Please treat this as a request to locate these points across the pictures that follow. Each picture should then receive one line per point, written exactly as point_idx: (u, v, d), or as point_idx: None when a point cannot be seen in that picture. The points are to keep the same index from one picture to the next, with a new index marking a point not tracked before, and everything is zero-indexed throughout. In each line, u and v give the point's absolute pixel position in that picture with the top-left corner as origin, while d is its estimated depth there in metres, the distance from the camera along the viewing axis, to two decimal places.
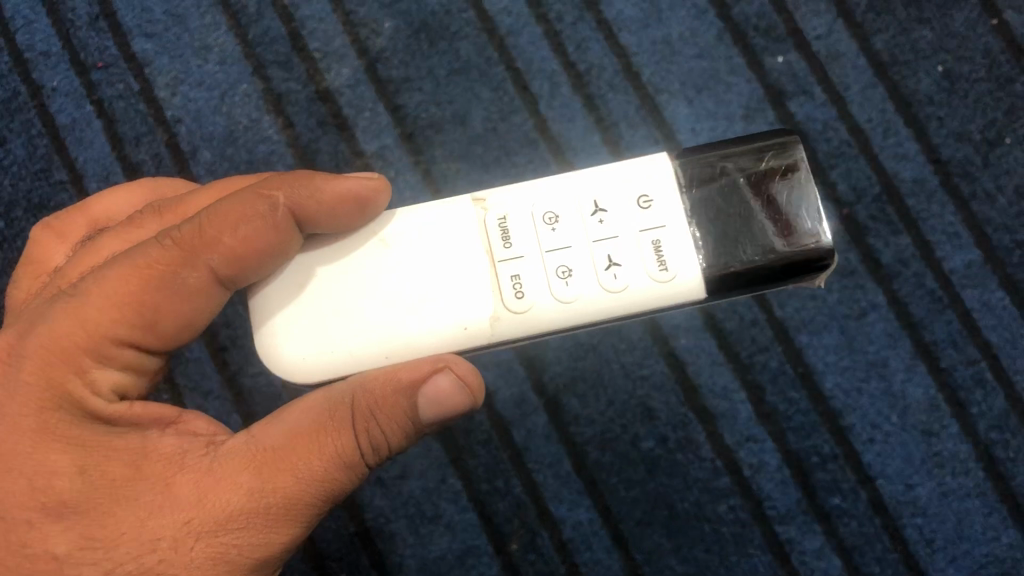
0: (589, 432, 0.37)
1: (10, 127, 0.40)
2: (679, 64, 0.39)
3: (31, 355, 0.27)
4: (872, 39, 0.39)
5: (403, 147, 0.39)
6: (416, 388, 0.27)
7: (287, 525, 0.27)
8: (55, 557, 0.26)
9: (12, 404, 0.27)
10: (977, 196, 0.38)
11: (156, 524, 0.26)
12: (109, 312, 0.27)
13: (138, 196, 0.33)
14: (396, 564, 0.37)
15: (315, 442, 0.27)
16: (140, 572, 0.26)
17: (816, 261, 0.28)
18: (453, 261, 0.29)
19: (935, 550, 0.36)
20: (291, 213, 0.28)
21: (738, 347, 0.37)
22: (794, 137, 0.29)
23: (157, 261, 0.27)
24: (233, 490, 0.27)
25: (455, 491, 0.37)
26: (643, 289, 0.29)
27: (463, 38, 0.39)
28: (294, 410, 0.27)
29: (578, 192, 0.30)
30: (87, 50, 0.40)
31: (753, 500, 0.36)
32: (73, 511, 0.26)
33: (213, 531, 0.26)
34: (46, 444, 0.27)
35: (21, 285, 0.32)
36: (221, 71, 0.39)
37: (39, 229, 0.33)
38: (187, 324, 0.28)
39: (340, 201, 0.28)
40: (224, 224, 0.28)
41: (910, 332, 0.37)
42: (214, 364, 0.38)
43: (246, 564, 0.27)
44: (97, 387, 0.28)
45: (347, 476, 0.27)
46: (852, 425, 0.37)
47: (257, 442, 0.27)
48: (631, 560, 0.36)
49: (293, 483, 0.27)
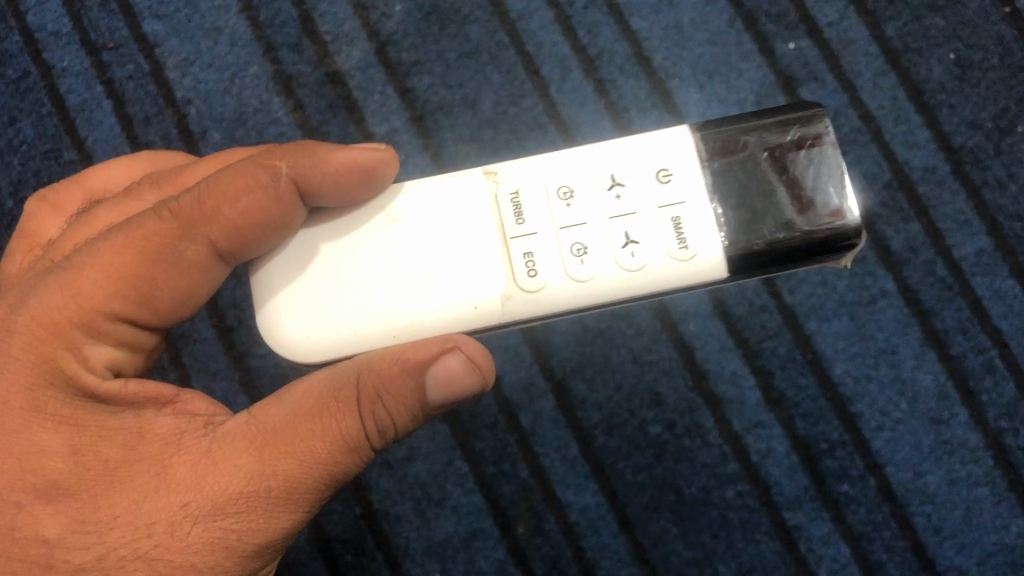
0: (597, 417, 0.37)
1: (20, 107, 0.40)
2: (690, 50, 0.39)
3: (22, 332, 0.27)
4: (884, 26, 0.39)
5: (413, 130, 0.39)
6: (423, 369, 0.26)
7: (287, 510, 0.27)
8: (45, 540, 0.26)
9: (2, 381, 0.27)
10: (989, 183, 0.38)
11: (152, 507, 0.26)
12: (104, 287, 0.27)
13: (137, 168, 0.33)
14: (401, 547, 0.37)
15: (318, 424, 0.27)
16: (134, 557, 0.26)
17: (840, 240, 0.28)
18: (464, 237, 0.29)
19: (944, 539, 0.36)
20: (294, 184, 0.28)
21: (747, 332, 0.37)
22: (820, 111, 0.29)
23: (155, 233, 0.27)
24: (232, 473, 0.26)
25: (462, 475, 0.37)
26: (661, 268, 0.29)
27: (474, 21, 0.39)
28: (296, 391, 0.27)
29: (594, 166, 0.30)
30: (98, 31, 0.40)
31: (761, 486, 0.36)
32: (65, 493, 0.26)
33: (212, 515, 0.26)
34: (37, 423, 0.27)
35: (15, 259, 0.31)
36: (231, 53, 0.39)
37: (34, 202, 0.32)
38: (183, 300, 0.28)
39: (347, 171, 0.28)
40: (223, 197, 0.28)
41: (920, 320, 0.37)
42: (221, 345, 0.38)
43: (245, 549, 0.27)
44: (90, 363, 0.27)
45: (350, 460, 0.27)
46: (860, 412, 0.36)
47: (258, 423, 0.27)
48: (637, 546, 0.36)
49: (295, 467, 0.26)
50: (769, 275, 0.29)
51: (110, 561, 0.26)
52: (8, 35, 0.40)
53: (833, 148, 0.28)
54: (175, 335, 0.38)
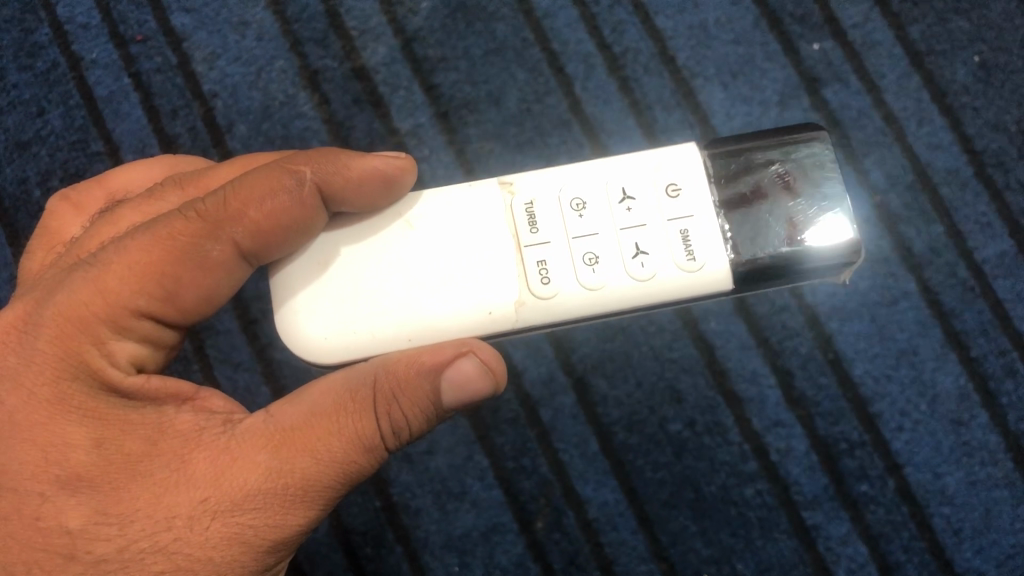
0: (616, 414, 0.37)
1: (48, 99, 0.40)
2: (714, 49, 0.39)
3: (49, 324, 0.27)
4: (908, 28, 0.39)
5: (437, 126, 0.39)
6: (440, 371, 0.27)
7: (304, 507, 0.27)
8: (67, 531, 0.26)
9: (28, 374, 0.27)
10: (1012, 186, 0.38)
11: (172, 501, 0.26)
12: (130, 282, 0.27)
13: (156, 170, 0.33)
14: (420, 540, 0.37)
15: (334, 423, 0.27)
16: (153, 550, 0.26)
17: (841, 256, 0.29)
18: (478, 244, 0.29)
19: (962, 540, 0.36)
20: (317, 188, 0.28)
21: (768, 331, 0.37)
22: (819, 133, 0.30)
23: (180, 232, 0.27)
24: (251, 470, 0.26)
25: (482, 469, 0.37)
26: (670, 278, 0.29)
27: (500, 19, 0.39)
28: (314, 389, 0.27)
29: (605, 179, 0.30)
30: (127, 24, 0.40)
31: (781, 485, 0.36)
32: (87, 485, 0.26)
33: (230, 511, 0.26)
34: (62, 415, 0.27)
35: (36, 256, 0.32)
36: (259, 47, 0.40)
37: (57, 200, 0.33)
38: (206, 298, 0.28)
39: (367, 179, 0.29)
40: (249, 197, 0.28)
41: (941, 321, 0.37)
42: (245, 337, 0.38)
43: (261, 545, 0.27)
44: (115, 359, 0.27)
45: (366, 460, 0.27)
46: (880, 413, 0.37)
47: (276, 421, 0.27)
48: (656, 543, 0.36)
49: (312, 464, 0.26)
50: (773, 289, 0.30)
51: (130, 553, 0.26)
52: (38, 27, 0.40)
53: (832, 168, 0.29)
54: (198, 326, 0.38)
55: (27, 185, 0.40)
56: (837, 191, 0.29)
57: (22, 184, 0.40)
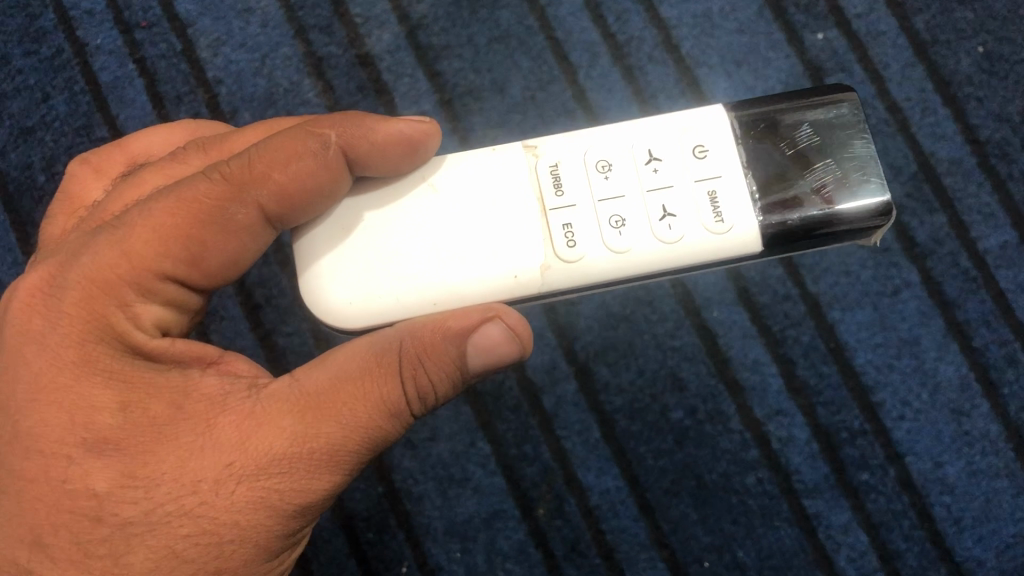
0: (619, 401, 0.37)
1: (53, 84, 0.40)
2: (719, 39, 0.39)
3: (74, 287, 0.27)
4: (913, 18, 0.39)
5: (441, 114, 0.39)
6: (465, 337, 0.27)
7: (329, 472, 0.27)
8: (94, 494, 0.26)
9: (52, 336, 0.26)
10: (1015, 176, 0.38)
11: (198, 465, 0.26)
12: (155, 245, 0.27)
13: (176, 138, 0.33)
14: (423, 526, 0.37)
15: (360, 389, 0.26)
16: (179, 513, 0.26)
17: (876, 218, 0.28)
18: (503, 206, 0.29)
19: (962, 529, 0.36)
20: (343, 152, 0.28)
21: (770, 320, 0.37)
22: (847, 96, 0.29)
23: (205, 196, 0.27)
24: (276, 435, 0.26)
25: (484, 456, 0.37)
26: (699, 240, 0.29)
27: (504, 7, 0.39)
28: (338, 355, 0.27)
29: (631, 142, 0.30)
30: (132, 10, 0.40)
31: (781, 474, 0.36)
32: (113, 448, 0.26)
33: (255, 475, 0.26)
34: (87, 377, 0.26)
35: (57, 221, 0.32)
36: (263, 34, 0.40)
37: (77, 164, 0.33)
38: (233, 262, 0.28)
39: (392, 143, 0.28)
40: (274, 161, 0.28)
41: (943, 311, 0.37)
42: (249, 322, 0.38)
43: (287, 509, 0.27)
44: (139, 321, 0.27)
45: (392, 425, 0.27)
46: (882, 402, 0.37)
47: (300, 386, 0.27)
48: (657, 530, 0.36)
49: (337, 430, 0.26)
50: (799, 252, 0.29)
51: (156, 516, 0.26)
52: (43, 13, 0.40)
53: (862, 130, 0.29)
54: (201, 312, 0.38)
55: (32, 170, 0.40)
56: (869, 154, 0.28)
57: (26, 170, 0.40)
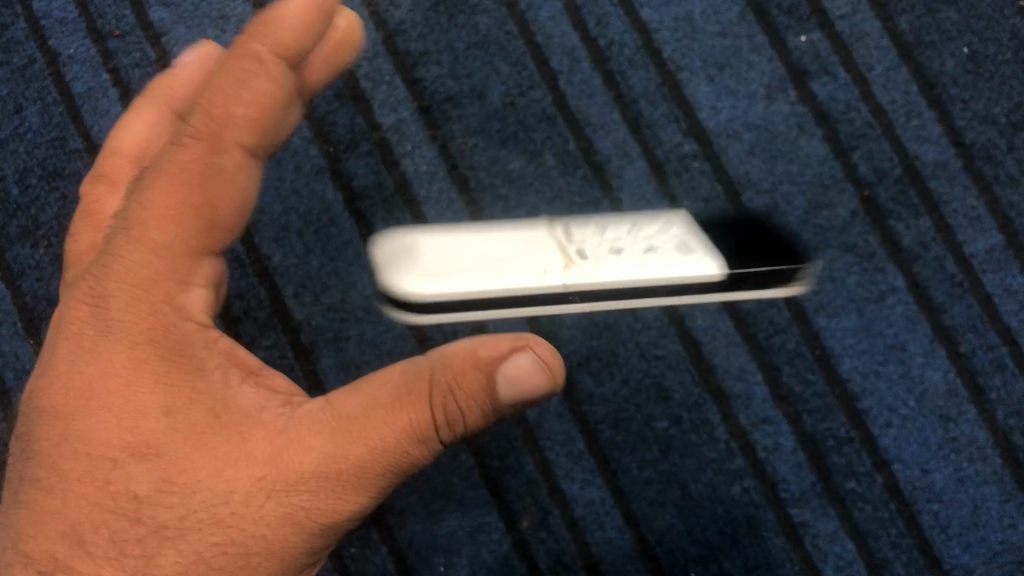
0: (602, 411, 0.37)
1: (25, 94, 0.39)
2: (701, 42, 0.38)
3: (118, 288, 0.26)
4: (896, 19, 0.38)
5: (420, 121, 0.38)
6: (496, 366, 0.25)
7: (355, 493, 0.26)
8: (135, 496, 0.25)
9: (106, 341, 0.26)
10: (1000, 179, 0.37)
11: (232, 475, 0.25)
12: (172, 229, 0.26)
13: (155, 116, 0.34)
14: (405, 540, 0.37)
15: (392, 412, 0.26)
16: (210, 522, 0.25)
17: None
18: None
19: (950, 537, 0.36)
20: (275, 57, 0.26)
21: (755, 328, 0.37)
22: None
23: (188, 161, 0.26)
24: (308, 454, 0.25)
25: (467, 468, 0.37)
26: None
27: (483, 11, 0.39)
28: (375, 379, 0.26)
29: None
30: (105, 18, 0.39)
31: (768, 483, 0.36)
32: (155, 453, 0.25)
33: (285, 491, 0.25)
34: (139, 376, 0.26)
35: (83, 235, 0.32)
36: (238, 42, 0.39)
37: (90, 185, 0.34)
38: (239, 211, 0.27)
39: (304, 13, 0.26)
40: (228, 95, 0.26)
41: (929, 316, 0.37)
42: (227, 336, 0.37)
43: (312, 527, 0.26)
44: (184, 314, 0.26)
45: (420, 450, 0.26)
46: (868, 409, 0.36)
47: (334, 407, 0.26)
48: (642, 541, 0.36)
49: (367, 451, 0.25)
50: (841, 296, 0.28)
51: (190, 522, 0.25)
52: (14, 22, 0.40)
53: None
54: None
55: (4, 182, 0.39)
56: None
57: None
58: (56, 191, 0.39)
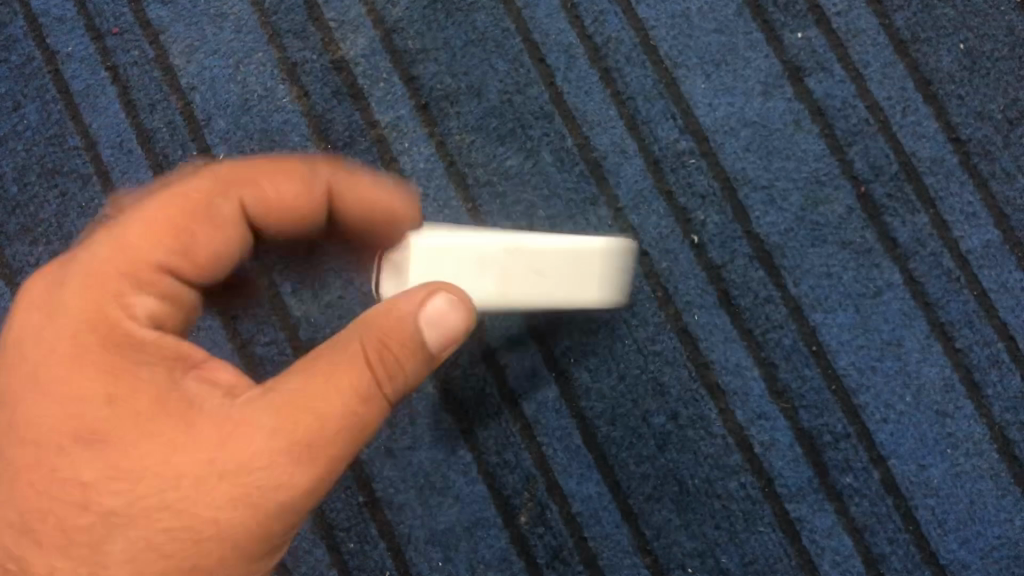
0: (600, 407, 0.37)
1: (25, 92, 0.40)
2: (697, 39, 0.38)
3: (74, 284, 0.26)
4: (893, 16, 0.38)
5: (418, 118, 0.39)
6: (417, 314, 0.26)
7: (308, 463, 0.25)
8: (82, 484, 0.25)
9: (47, 331, 0.26)
10: (997, 174, 0.37)
11: (180, 460, 0.25)
12: (148, 237, 0.27)
13: None
14: (403, 534, 0.37)
15: (329, 379, 0.26)
16: (160, 507, 0.25)
17: None
18: None
19: (947, 532, 0.36)
20: None
21: (751, 323, 0.37)
22: None
23: (194, 191, 0.27)
24: (253, 433, 0.25)
25: (465, 464, 0.37)
26: None
27: (480, 9, 0.39)
28: (312, 354, 0.26)
29: None
30: (103, 16, 0.40)
31: (765, 478, 0.36)
32: (100, 440, 0.25)
33: (235, 472, 0.25)
34: (78, 367, 0.25)
35: None
36: (237, 40, 0.39)
37: None
38: (223, 254, 0.28)
39: None
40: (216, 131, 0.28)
41: (925, 312, 0.37)
42: (226, 332, 0.38)
43: (269, 507, 0.25)
44: (133, 312, 0.26)
45: (365, 411, 0.26)
46: (864, 405, 0.36)
47: (274, 386, 0.26)
48: (640, 537, 0.36)
49: (312, 423, 0.25)
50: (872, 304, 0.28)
51: (138, 508, 0.25)
52: (12, 20, 0.40)
53: None
54: None
55: (4, 180, 0.39)
56: None
57: None
58: (54, 188, 0.39)
